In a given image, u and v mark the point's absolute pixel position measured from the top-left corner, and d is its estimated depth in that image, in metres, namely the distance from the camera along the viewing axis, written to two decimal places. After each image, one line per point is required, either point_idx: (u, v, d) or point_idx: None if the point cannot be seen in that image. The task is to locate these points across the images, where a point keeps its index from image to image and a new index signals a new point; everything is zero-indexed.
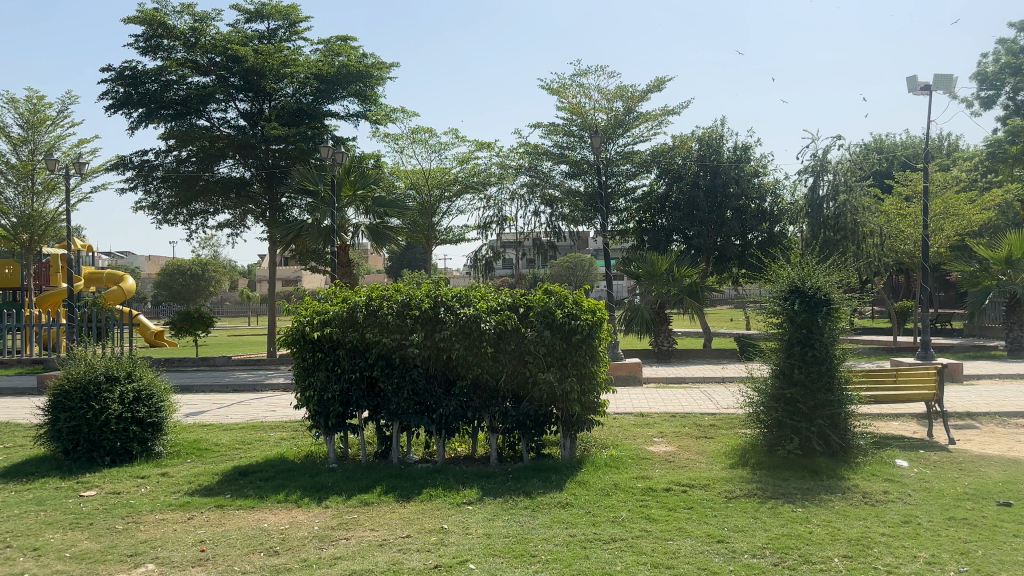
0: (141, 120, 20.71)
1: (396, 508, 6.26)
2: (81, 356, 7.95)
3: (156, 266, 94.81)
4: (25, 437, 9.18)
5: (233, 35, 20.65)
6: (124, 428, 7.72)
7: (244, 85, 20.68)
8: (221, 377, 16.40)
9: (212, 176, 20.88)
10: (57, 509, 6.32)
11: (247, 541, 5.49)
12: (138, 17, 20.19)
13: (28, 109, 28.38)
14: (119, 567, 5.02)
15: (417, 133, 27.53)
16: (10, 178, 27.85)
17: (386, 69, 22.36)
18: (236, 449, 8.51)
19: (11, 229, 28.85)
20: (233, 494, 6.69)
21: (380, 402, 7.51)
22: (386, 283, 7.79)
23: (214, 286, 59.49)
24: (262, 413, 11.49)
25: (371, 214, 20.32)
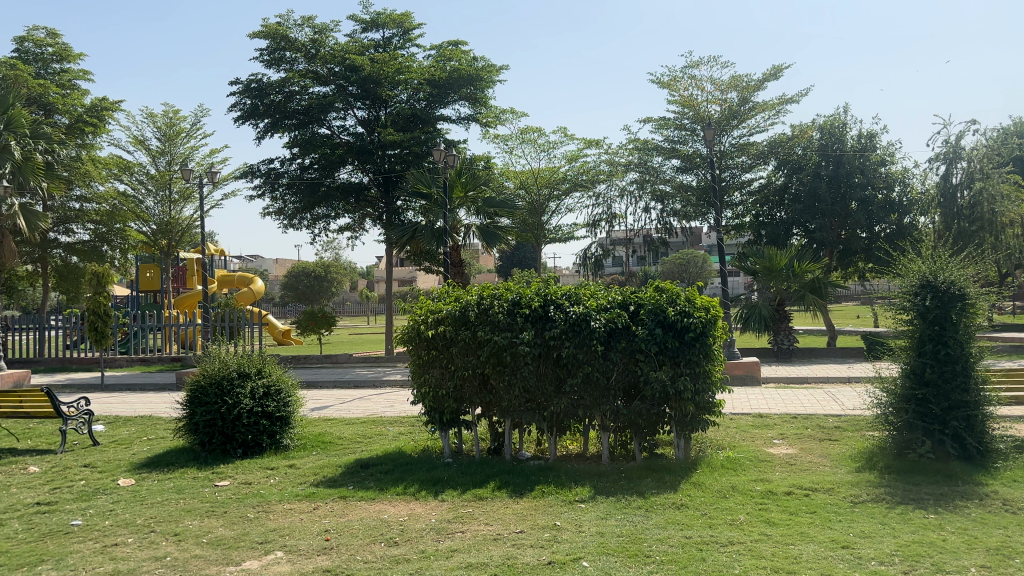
0: (267, 130, 21.91)
1: (509, 504, 6.36)
2: (214, 354, 8.50)
3: (282, 268, 99.75)
4: (166, 429, 9.95)
5: (350, 44, 21.58)
6: (254, 422, 8.21)
7: (362, 93, 21.52)
8: (344, 374, 17.07)
9: (333, 182, 21.83)
10: (195, 497, 6.79)
11: (367, 531, 5.72)
12: (263, 32, 21.40)
13: (165, 122, 30.63)
14: (252, 554, 5.34)
15: (526, 133, 27.74)
16: (150, 188, 30.32)
17: (496, 71, 22.65)
18: (357, 443, 8.87)
19: (152, 236, 31.18)
20: (355, 486, 6.99)
21: (492, 399, 7.63)
22: (496, 282, 7.89)
23: (335, 287, 62.03)
24: (381, 408, 11.90)
25: (482, 214, 20.64)
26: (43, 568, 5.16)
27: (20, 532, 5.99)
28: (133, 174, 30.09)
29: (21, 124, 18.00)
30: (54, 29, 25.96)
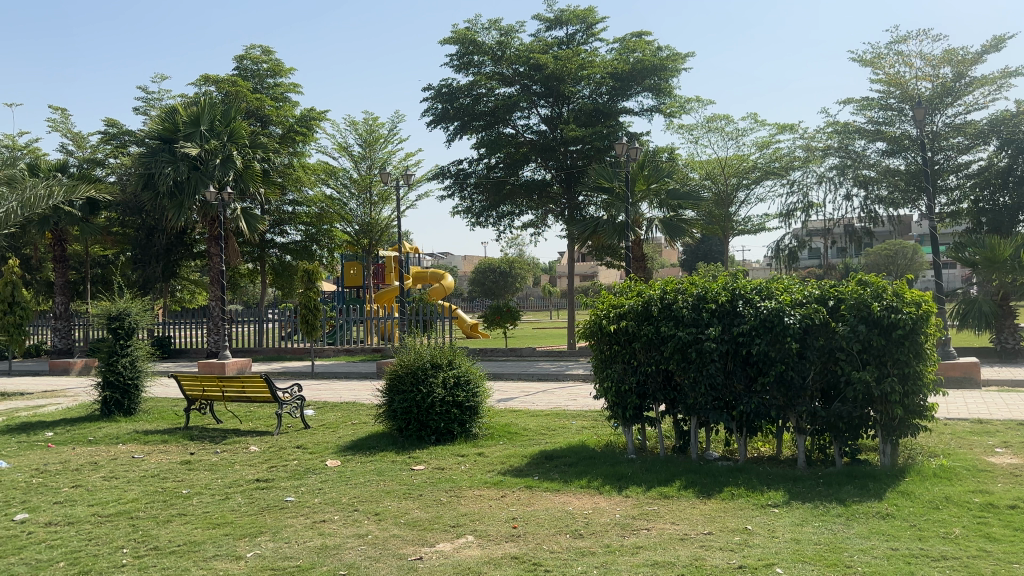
0: (456, 133, 22.87)
1: (696, 504, 6.20)
2: (410, 345, 9.00)
3: (470, 265, 103.89)
4: (366, 416, 10.68)
5: (535, 44, 22.01)
6: (446, 410, 8.61)
7: (545, 91, 21.86)
8: (529, 367, 17.44)
9: (517, 179, 22.39)
10: (393, 479, 7.25)
11: (553, 522, 5.82)
12: (453, 37, 22.33)
13: (365, 129, 32.86)
14: (444, 536, 5.61)
15: (713, 122, 26.87)
16: (354, 191, 32.76)
17: (681, 60, 22.15)
18: (543, 435, 9.05)
19: (355, 236, 33.66)
20: (541, 477, 7.13)
21: (678, 395, 7.45)
22: (681, 276, 7.74)
23: (520, 282, 63.63)
24: (565, 401, 12.04)
25: (665, 207, 20.25)
26: (261, 539, 5.75)
27: (243, 504, 6.71)
28: (338, 178, 32.59)
29: (241, 136, 20.07)
30: (269, 48, 28.69)
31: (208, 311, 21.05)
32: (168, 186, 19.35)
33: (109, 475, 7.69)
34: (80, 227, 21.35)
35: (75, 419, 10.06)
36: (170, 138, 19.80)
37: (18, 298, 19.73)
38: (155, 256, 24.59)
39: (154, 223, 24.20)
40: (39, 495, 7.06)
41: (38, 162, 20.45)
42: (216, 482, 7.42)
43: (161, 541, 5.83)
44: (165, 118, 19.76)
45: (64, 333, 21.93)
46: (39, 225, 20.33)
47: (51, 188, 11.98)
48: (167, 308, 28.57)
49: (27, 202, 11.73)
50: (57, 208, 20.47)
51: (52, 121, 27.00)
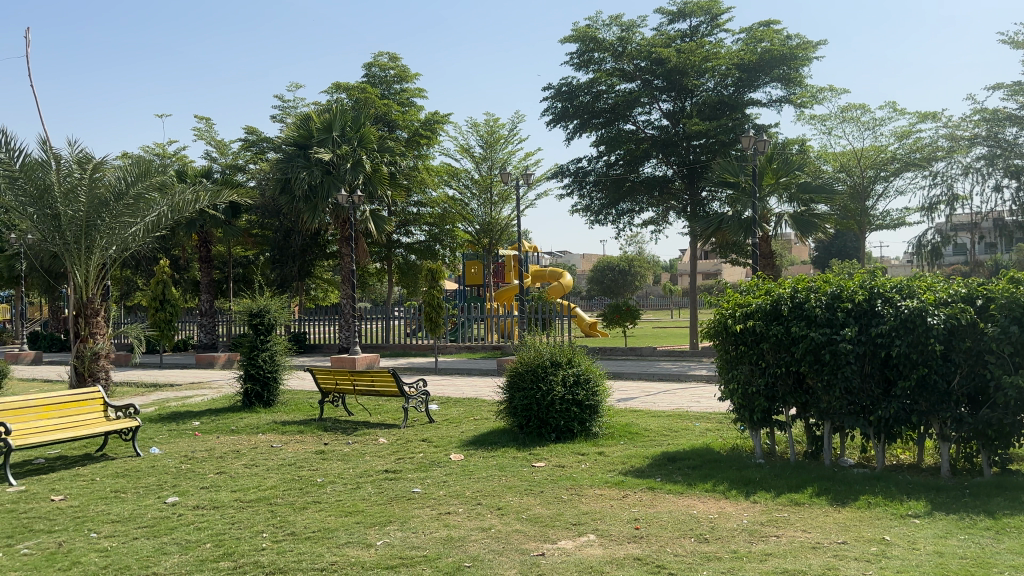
0: (576, 131, 22.86)
1: (830, 512, 5.94)
2: (530, 343, 9.10)
3: (589, 263, 103.69)
4: (487, 411, 10.89)
5: (657, 38, 21.68)
6: (566, 408, 8.65)
7: (668, 86, 21.47)
8: (650, 367, 17.23)
9: (637, 176, 22.21)
10: (515, 475, 7.35)
11: (677, 525, 5.74)
12: (573, 36, 22.35)
13: (487, 130, 33.38)
14: (566, 534, 5.65)
15: (847, 112, 25.55)
16: (475, 191, 33.50)
17: (812, 48, 21.19)
18: (664, 436, 8.92)
19: (476, 236, 34.50)
20: (664, 479, 7.04)
21: (809, 399, 7.15)
22: (813, 274, 7.44)
23: (640, 281, 62.94)
24: (687, 402, 11.82)
25: (796, 202, 19.47)
26: (389, 529, 6.00)
27: (373, 494, 7.01)
28: (460, 179, 33.32)
29: (370, 141, 20.91)
30: (395, 54, 29.71)
31: (340, 308, 22.04)
32: (303, 190, 20.39)
33: (250, 463, 8.23)
34: (224, 230, 22.88)
35: (219, 409, 10.80)
36: (304, 144, 20.86)
37: (169, 296, 21.36)
38: (291, 256, 26.01)
39: (290, 225, 25.57)
40: (189, 480, 7.66)
41: (187, 170, 22.07)
42: (348, 472, 7.79)
43: (297, 527, 6.19)
44: (299, 125, 20.86)
45: (209, 328, 23.55)
46: (188, 228, 21.94)
47: (196, 193, 12.92)
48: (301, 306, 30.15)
49: (175, 206, 12.70)
50: (204, 212, 22.04)
51: (199, 130, 29.01)
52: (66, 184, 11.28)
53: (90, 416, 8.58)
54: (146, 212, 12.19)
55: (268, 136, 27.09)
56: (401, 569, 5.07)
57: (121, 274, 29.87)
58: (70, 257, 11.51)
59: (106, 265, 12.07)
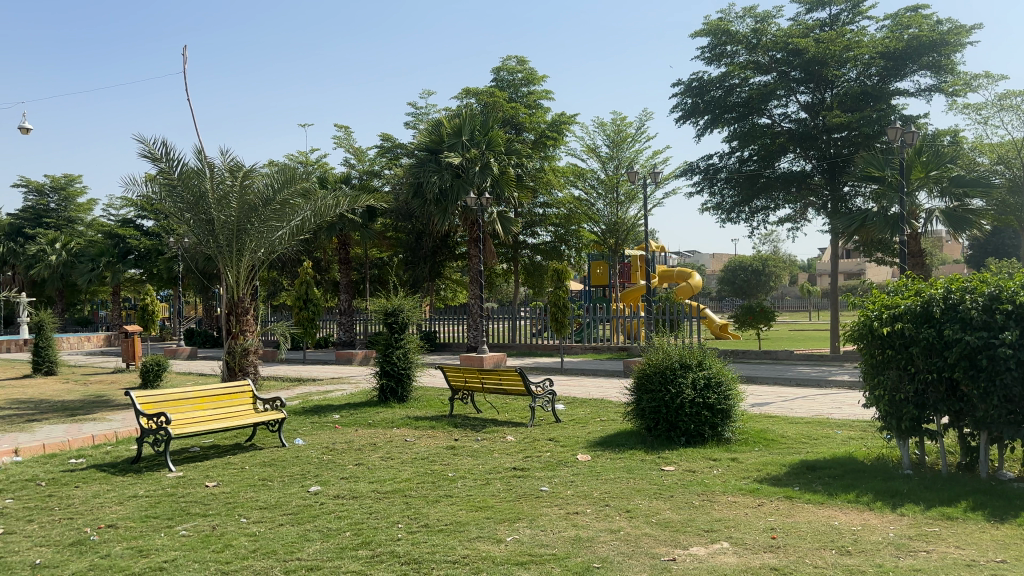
0: (708, 126, 22.39)
1: (987, 528, 5.51)
2: (659, 344, 8.96)
3: (719, 265, 101.09)
4: (615, 413, 10.80)
5: (794, 28, 20.92)
6: (696, 412, 8.46)
7: (805, 77, 20.62)
8: (786, 371, 16.57)
9: (773, 172, 21.42)
10: (644, 478, 7.27)
11: (816, 536, 5.50)
12: (705, 30, 21.96)
13: (614, 129, 34.22)
14: (698, 540, 5.53)
15: (1006, 99, 23.63)
16: (601, 191, 34.53)
17: (967, 32, 19.76)
18: (802, 443, 8.55)
19: (602, 235, 35.47)
20: (802, 487, 6.76)
21: (964, 407, 6.66)
22: (969, 273, 6.93)
23: (774, 281, 60.74)
24: (828, 409, 11.28)
25: (948, 197, 18.19)
26: (519, 525, 6.07)
27: (502, 491, 7.12)
28: (587, 180, 34.38)
29: (498, 143, 21.24)
30: (523, 58, 30.10)
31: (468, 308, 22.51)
32: (435, 194, 20.99)
33: (385, 456, 8.55)
34: (361, 233, 23.91)
35: (356, 404, 11.28)
36: (435, 149, 21.49)
37: (311, 296, 22.53)
38: (422, 257, 26.85)
39: (422, 228, 26.37)
40: (329, 470, 8.05)
41: (327, 176, 23.25)
42: (478, 469, 7.95)
43: (431, 519, 6.38)
44: (431, 131, 21.56)
45: (347, 327, 24.79)
46: (328, 231, 23.14)
47: (336, 198, 13.56)
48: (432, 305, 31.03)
49: (318, 210, 13.39)
50: (342, 216, 23.19)
51: (337, 138, 30.41)
52: (219, 191, 12.10)
53: (240, 408, 9.18)
54: (291, 216, 12.91)
55: (401, 141, 28.09)
56: (531, 566, 5.13)
57: (268, 275, 31.80)
58: (223, 259, 12.36)
59: (255, 267, 12.86)
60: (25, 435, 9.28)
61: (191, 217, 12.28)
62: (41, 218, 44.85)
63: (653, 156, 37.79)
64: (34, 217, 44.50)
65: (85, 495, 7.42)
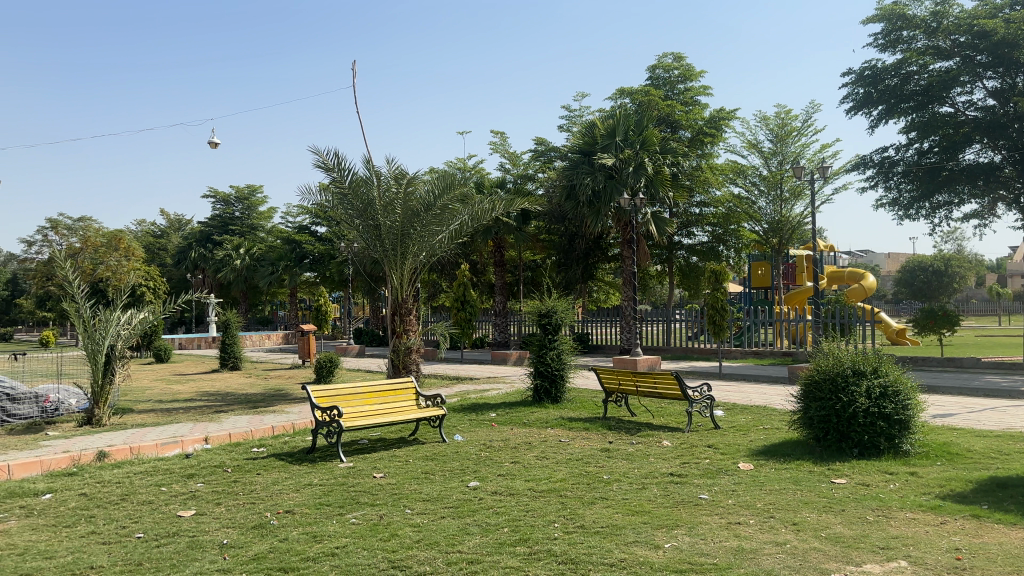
0: (883, 117, 21.10)
1: None
2: (829, 351, 8.54)
3: (894, 265, 94.53)
4: (779, 420, 10.35)
5: (981, 9, 19.50)
6: (871, 422, 7.95)
7: (994, 61, 18.86)
8: (973, 380, 15.21)
9: (957, 164, 19.73)
10: (811, 490, 6.92)
11: (1009, 559, 5.01)
12: (880, 15, 20.97)
13: (778, 124, 33.51)
14: (872, 557, 5.19)
15: None
16: (764, 188, 33.66)
17: None
18: (993, 459, 7.82)
19: (764, 234, 34.48)
20: (991, 506, 6.18)
21: None
22: None
23: (959, 283, 55.96)
24: (1023, 423, 10.25)
25: None
26: (677, 532, 5.96)
27: (660, 496, 7.01)
28: (749, 177, 33.64)
29: (653, 143, 20.86)
30: (681, 54, 29.56)
31: (621, 311, 22.18)
32: (588, 196, 21.08)
33: (542, 455, 8.65)
34: (515, 236, 24.37)
35: (512, 403, 11.48)
36: (588, 151, 21.67)
37: (468, 298, 23.21)
38: (575, 259, 26.94)
39: (575, 230, 26.45)
40: (487, 467, 8.26)
41: (484, 181, 23.90)
42: (634, 472, 7.88)
43: (587, 521, 6.40)
44: (585, 133, 21.75)
45: (502, 327, 25.32)
46: (484, 235, 23.82)
47: (493, 202, 13.90)
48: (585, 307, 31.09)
49: (475, 214, 13.78)
50: (498, 219, 23.82)
51: (493, 143, 31.10)
52: (385, 198, 12.71)
53: (404, 403, 9.59)
54: (450, 220, 13.34)
55: (555, 144, 28.39)
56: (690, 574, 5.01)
57: (428, 277, 33.12)
58: (388, 262, 12.99)
59: (417, 269, 13.41)
60: (215, 424, 10.17)
61: (359, 223, 12.99)
62: (227, 225, 48.96)
63: (822, 151, 36.21)
64: (222, 225, 48.75)
65: (265, 482, 8.02)
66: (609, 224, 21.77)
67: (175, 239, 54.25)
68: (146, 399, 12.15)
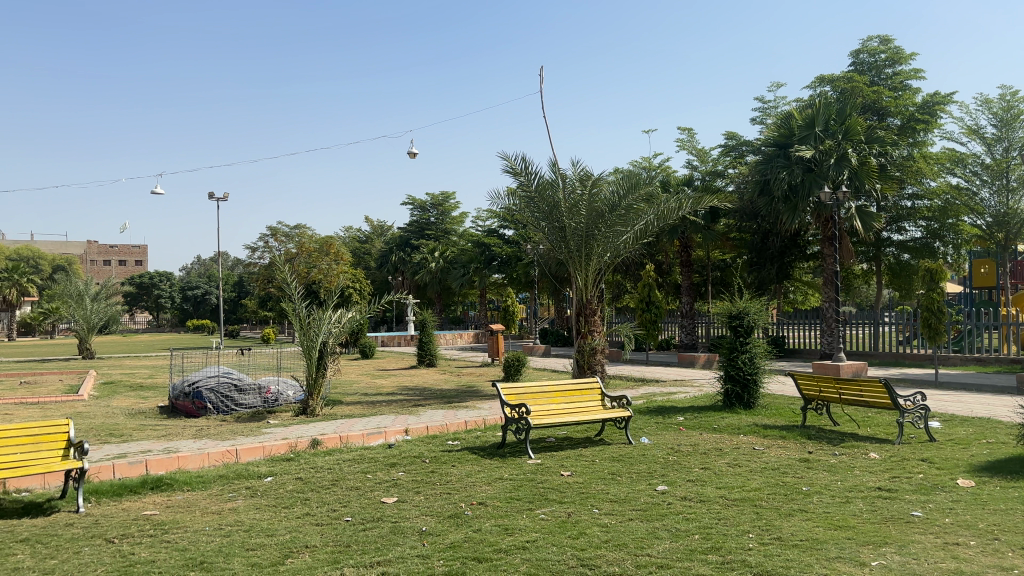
0: None
1: None
2: None
3: None
4: (1007, 435, 9.29)
5: None
6: None
7: None
8: None
9: None
10: None
11: None
12: None
13: (1003, 106, 30.34)
14: None
15: None
16: (986, 178, 30.49)
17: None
18: None
19: (987, 228, 31.26)
20: None
21: None
22: None
23: None
24: None
25: None
26: (886, 550, 5.54)
27: (865, 511, 6.54)
28: (968, 166, 30.67)
29: (858, 132, 19.43)
30: (888, 36, 27.53)
31: (822, 312, 21.48)
32: (784, 190, 20.27)
33: (734, 462, 8.36)
34: (703, 234, 23.94)
35: (703, 407, 11.18)
36: (785, 143, 20.86)
37: (654, 298, 22.90)
38: (769, 258, 25.76)
39: (769, 228, 25.26)
40: (677, 471, 8.10)
41: (672, 179, 23.60)
42: (836, 485, 7.41)
43: (784, 533, 6.10)
44: (782, 125, 20.87)
45: (689, 329, 24.69)
46: (671, 234, 23.51)
47: (680, 200, 13.63)
48: (780, 309, 29.70)
49: (662, 213, 13.58)
50: (684, 218, 23.46)
51: (680, 141, 30.47)
52: (571, 200, 12.85)
53: (591, 403, 9.64)
54: (636, 220, 13.28)
55: (746, 140, 27.62)
56: None
57: (613, 278, 33.18)
58: (574, 262, 13.17)
59: (602, 270, 13.46)
60: (413, 417, 10.76)
61: (546, 225, 13.26)
62: (423, 230, 51.75)
63: None
64: (419, 230, 51.61)
65: (459, 474, 8.38)
66: (808, 220, 20.74)
67: (377, 244, 58.21)
68: (352, 393, 13.11)
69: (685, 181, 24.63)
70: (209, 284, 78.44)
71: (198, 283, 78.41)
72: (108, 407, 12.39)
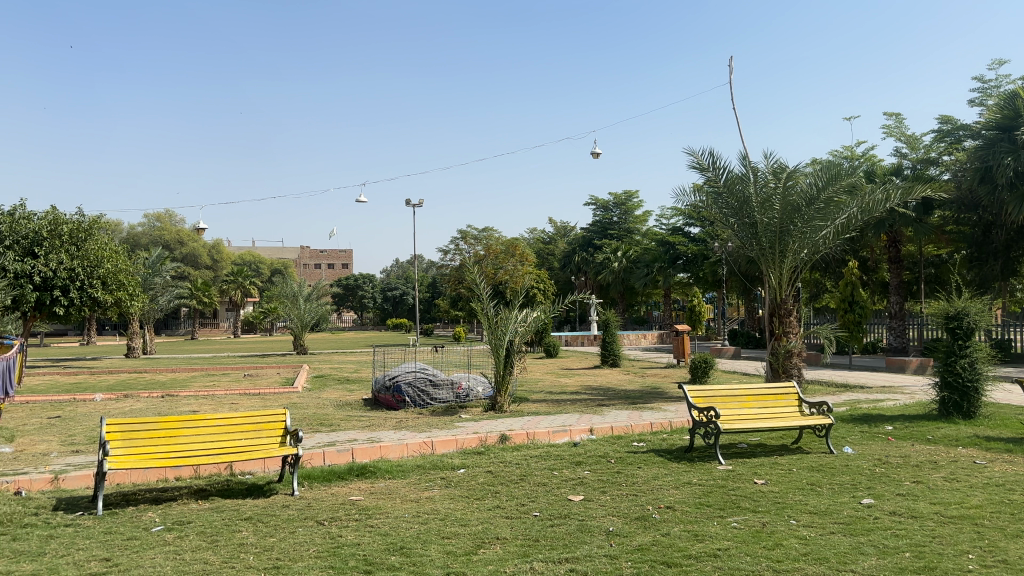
0: None
1: None
2: None
3: None
4: None
5: None
6: None
7: None
8: None
9: None
10: None
11: None
12: None
13: None
14: None
15: None
16: None
17: None
18: None
19: None
20: None
21: None
22: None
23: None
24: None
25: None
26: None
27: None
28: None
29: None
30: None
31: None
32: (1009, 177, 18.34)
33: (950, 477, 7.64)
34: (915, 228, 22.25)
35: (914, 416, 10.33)
36: (1010, 126, 18.90)
37: (858, 297, 21.60)
38: (992, 253, 23.21)
39: (992, 219, 22.71)
40: (884, 484, 7.53)
41: (877, 170, 22.23)
42: None
43: (1012, 556, 5.49)
44: (1005, 105, 18.91)
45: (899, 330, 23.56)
46: (876, 228, 22.14)
47: (888, 192, 12.61)
48: (1004, 309, 26.84)
49: (866, 207, 12.66)
50: (892, 211, 21.91)
51: (887, 128, 28.59)
52: (763, 194, 12.37)
53: (786, 409, 9.19)
54: (837, 215, 12.51)
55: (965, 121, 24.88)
56: None
57: (810, 276, 31.62)
58: (767, 261, 12.68)
59: (798, 268, 12.85)
60: (597, 417, 10.79)
61: (736, 221, 12.87)
62: (606, 229, 51.84)
63: None
64: (602, 230, 51.75)
65: (646, 476, 8.28)
66: None
67: (561, 244, 59.03)
68: (539, 391, 13.37)
69: (892, 171, 23.02)
70: (406, 284, 83.17)
71: (396, 284, 83.30)
72: (319, 399, 13.45)
